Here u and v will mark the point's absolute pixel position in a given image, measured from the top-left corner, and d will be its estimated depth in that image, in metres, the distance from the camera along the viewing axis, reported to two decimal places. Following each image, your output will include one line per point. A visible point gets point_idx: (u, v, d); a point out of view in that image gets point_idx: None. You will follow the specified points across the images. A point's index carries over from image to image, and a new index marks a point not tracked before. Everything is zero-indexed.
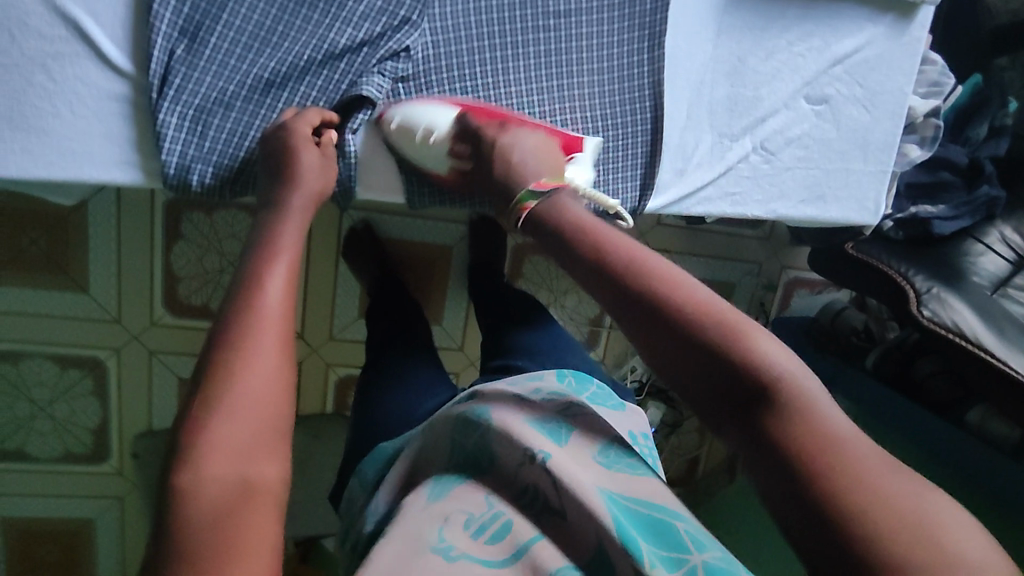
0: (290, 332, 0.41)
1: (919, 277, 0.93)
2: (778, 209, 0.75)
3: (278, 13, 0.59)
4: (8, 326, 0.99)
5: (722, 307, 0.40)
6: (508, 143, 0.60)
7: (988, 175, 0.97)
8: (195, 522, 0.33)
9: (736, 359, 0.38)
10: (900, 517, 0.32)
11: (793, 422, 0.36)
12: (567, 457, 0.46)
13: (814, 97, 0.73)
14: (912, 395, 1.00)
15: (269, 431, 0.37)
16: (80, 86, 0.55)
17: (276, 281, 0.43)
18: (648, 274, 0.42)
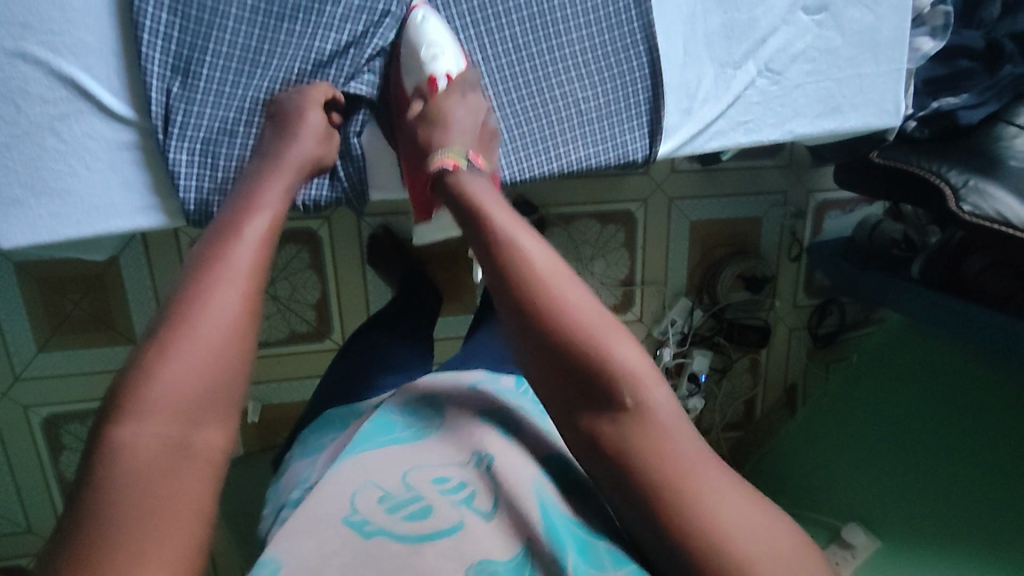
0: (253, 295, 0.45)
1: (954, 173, 0.91)
2: (794, 128, 0.73)
3: (261, 32, 0.59)
4: (71, 387, 1.04)
5: (604, 335, 0.45)
6: (458, 108, 0.60)
7: (1009, 54, 0.96)
8: (122, 478, 0.37)
9: (614, 381, 0.44)
10: (743, 528, 0.41)
11: (657, 445, 0.43)
12: (511, 456, 0.51)
13: (813, 6, 0.70)
14: (960, 292, 0.99)
15: (214, 393, 0.41)
16: (90, 142, 0.57)
17: (245, 252, 0.45)
18: (546, 297, 0.46)
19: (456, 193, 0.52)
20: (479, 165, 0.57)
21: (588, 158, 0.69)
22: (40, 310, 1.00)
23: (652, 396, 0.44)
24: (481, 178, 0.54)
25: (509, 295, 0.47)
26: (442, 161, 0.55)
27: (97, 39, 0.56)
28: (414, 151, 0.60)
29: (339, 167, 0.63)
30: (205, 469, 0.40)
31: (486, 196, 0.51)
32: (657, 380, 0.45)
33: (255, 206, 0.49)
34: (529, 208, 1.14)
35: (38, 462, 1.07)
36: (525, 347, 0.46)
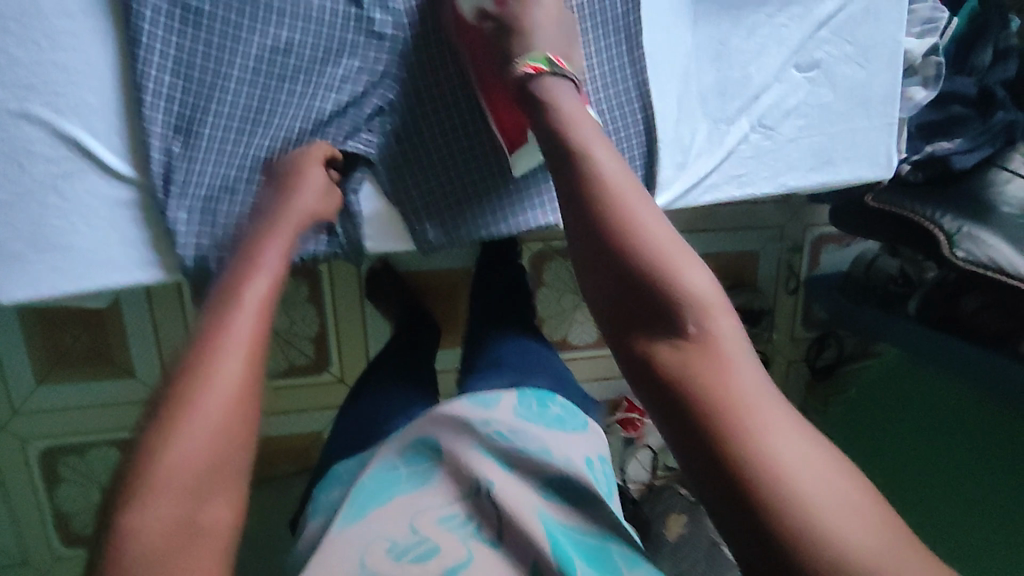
0: (257, 359, 0.45)
1: (948, 219, 0.95)
2: (787, 181, 0.74)
3: (263, 92, 0.59)
4: (68, 421, 1.04)
5: (666, 243, 0.46)
6: (535, 12, 0.63)
7: (1001, 101, 0.98)
8: (139, 557, 0.37)
9: (677, 300, 0.45)
10: (800, 461, 0.39)
11: (711, 371, 0.42)
12: (513, 486, 0.52)
13: (805, 64, 0.71)
14: (957, 330, 1.00)
15: (225, 466, 0.42)
16: (91, 200, 0.58)
17: (244, 315, 0.46)
18: (618, 209, 0.47)
19: (541, 102, 0.55)
20: (564, 70, 0.58)
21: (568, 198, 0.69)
22: (39, 346, 1.00)
23: (716, 324, 0.45)
24: (566, 87, 0.57)
25: (578, 204, 0.48)
26: (525, 68, 0.59)
27: (100, 101, 0.57)
28: (497, 66, 0.63)
29: (336, 224, 0.64)
30: (217, 546, 0.40)
31: (570, 115, 0.53)
32: (723, 309, 0.46)
33: (256, 266, 0.50)
34: (526, 243, 1.16)
35: (33, 498, 1.07)
36: (584, 255, 0.48)
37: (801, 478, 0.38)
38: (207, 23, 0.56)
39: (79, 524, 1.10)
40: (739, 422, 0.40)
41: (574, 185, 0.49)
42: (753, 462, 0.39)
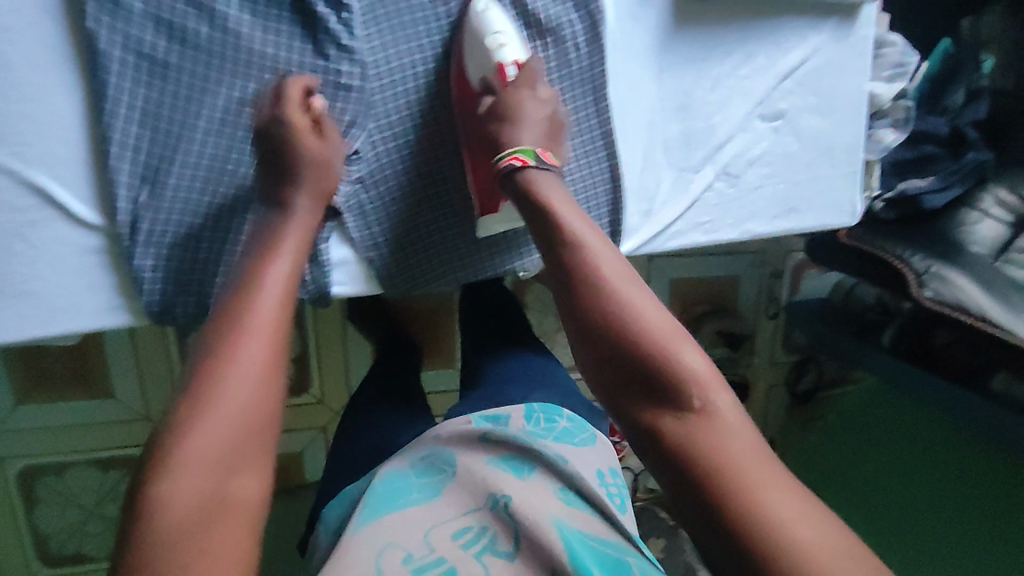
0: (280, 344, 0.47)
1: (917, 258, 0.97)
2: (751, 228, 0.75)
3: (230, 142, 0.60)
4: (47, 441, 1.05)
5: (660, 325, 0.49)
6: (529, 101, 0.64)
7: (972, 142, 1.00)
8: (173, 527, 0.39)
9: (675, 377, 0.47)
10: (806, 526, 0.41)
11: (720, 447, 0.44)
12: (527, 494, 0.52)
13: (769, 114, 0.72)
14: (931, 366, 1.03)
15: (252, 437, 0.43)
16: (58, 247, 0.59)
17: (272, 290, 0.49)
18: (610, 296, 0.50)
19: (528, 193, 0.58)
20: (549, 163, 0.61)
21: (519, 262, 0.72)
22: (17, 367, 1.01)
23: (716, 398, 0.46)
24: (550, 175, 0.60)
25: (571, 293, 0.51)
26: (509, 158, 0.61)
27: (68, 149, 0.57)
28: (483, 143, 0.65)
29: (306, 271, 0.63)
30: (241, 519, 0.41)
31: (561, 205, 0.56)
32: (721, 383, 0.48)
33: (275, 248, 0.53)
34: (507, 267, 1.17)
35: (11, 517, 1.07)
36: (579, 341, 0.51)
37: (807, 539, 0.40)
38: (174, 75, 0.57)
39: (58, 543, 1.11)
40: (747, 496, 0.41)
41: (569, 273, 0.52)
42: (767, 535, 0.40)
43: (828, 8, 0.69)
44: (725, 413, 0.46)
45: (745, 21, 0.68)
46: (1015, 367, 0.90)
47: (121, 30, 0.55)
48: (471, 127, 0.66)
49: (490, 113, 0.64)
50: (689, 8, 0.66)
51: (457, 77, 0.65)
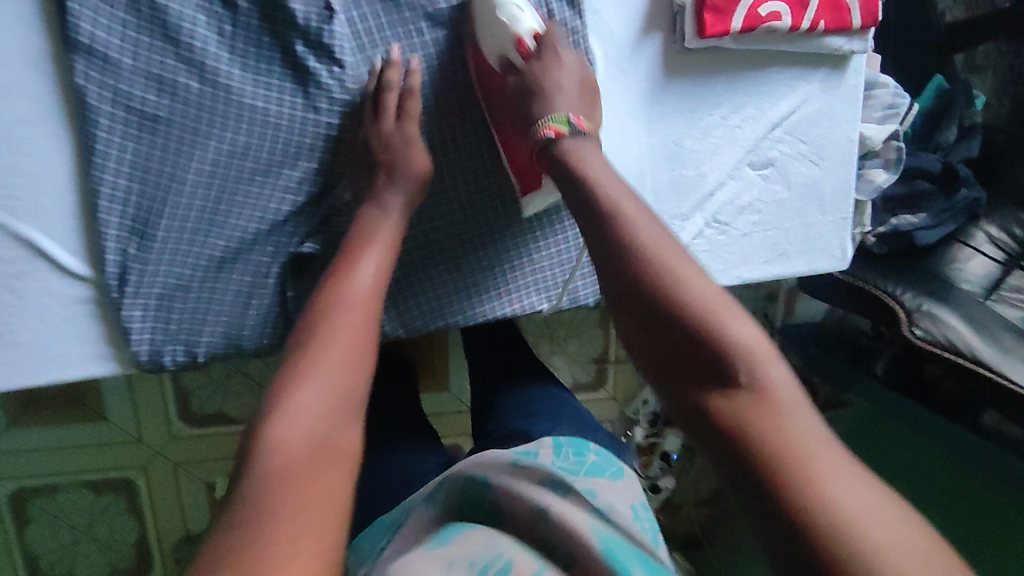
0: (372, 315, 0.51)
1: (907, 295, 0.96)
2: (742, 273, 0.75)
3: (219, 194, 0.60)
4: (41, 461, 1.05)
5: (706, 292, 0.44)
6: (556, 67, 0.59)
7: (964, 179, 1.01)
8: (285, 463, 0.40)
9: (722, 346, 0.42)
10: (871, 509, 0.34)
11: (776, 428, 0.38)
12: (575, 510, 0.51)
13: (759, 162, 0.72)
14: (922, 399, 0.99)
15: (349, 394, 0.46)
16: (46, 298, 0.59)
17: (367, 270, 0.53)
18: (653, 256, 0.46)
19: (563, 160, 0.53)
20: (584, 129, 0.56)
21: (533, 308, 0.70)
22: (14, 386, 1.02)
23: (769, 372, 0.41)
24: (587, 142, 0.55)
25: (609, 253, 0.47)
26: (546, 126, 0.55)
27: (57, 203, 0.57)
28: (520, 118, 0.60)
29: None
30: (343, 463, 0.42)
31: (601, 175, 0.51)
32: (774, 357, 0.43)
33: (366, 238, 0.56)
34: None
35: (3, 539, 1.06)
36: (618, 306, 0.46)
37: (873, 531, 0.33)
38: (164, 130, 0.57)
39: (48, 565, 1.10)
40: (804, 473, 0.35)
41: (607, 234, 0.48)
42: (826, 518, 0.34)
43: (819, 57, 0.69)
44: (778, 386, 0.41)
45: (734, 71, 0.68)
46: (1005, 407, 0.88)
47: (111, 86, 0.55)
48: (500, 110, 0.62)
49: (519, 91, 0.59)
50: (676, 58, 0.66)
51: (477, 54, 0.62)
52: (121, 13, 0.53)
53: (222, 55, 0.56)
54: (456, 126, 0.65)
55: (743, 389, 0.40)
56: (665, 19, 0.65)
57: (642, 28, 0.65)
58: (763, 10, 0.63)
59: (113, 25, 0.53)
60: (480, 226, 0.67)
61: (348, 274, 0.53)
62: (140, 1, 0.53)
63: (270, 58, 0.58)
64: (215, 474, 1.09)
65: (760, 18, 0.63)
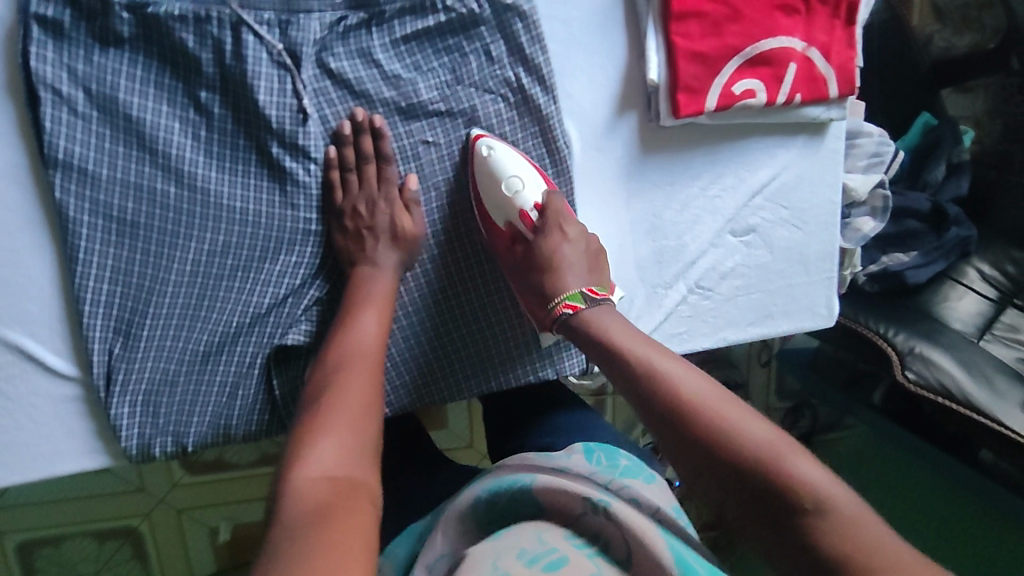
0: (376, 364, 0.57)
1: (901, 336, 0.93)
2: (727, 336, 0.75)
3: (201, 291, 0.60)
4: (42, 515, 1.01)
5: (758, 432, 0.47)
6: (563, 246, 0.63)
7: (954, 218, 1.00)
8: (305, 508, 0.43)
9: (787, 483, 0.43)
10: None
11: (846, 537, 0.40)
12: (624, 505, 0.47)
13: (740, 229, 0.72)
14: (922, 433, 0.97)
15: (358, 444, 0.50)
16: (35, 398, 0.60)
17: (370, 317, 0.59)
18: (697, 406, 0.49)
19: (597, 333, 0.58)
20: (601, 297, 0.61)
21: (522, 382, 0.69)
22: None
23: (842, 502, 0.42)
24: (610, 313, 0.60)
25: (657, 408, 0.51)
26: (566, 306, 0.61)
27: (42, 309, 0.58)
28: (529, 287, 0.64)
29: None
30: (364, 506, 0.44)
31: (630, 341, 0.56)
32: (843, 486, 0.44)
33: (363, 300, 0.59)
34: None
35: None
36: (672, 455, 0.50)
37: None
38: (143, 233, 0.58)
39: None
40: None
41: (652, 393, 0.52)
42: None
43: (797, 125, 0.70)
44: (855, 516, 0.42)
45: (710, 145, 0.69)
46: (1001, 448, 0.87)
47: (89, 196, 0.56)
48: (508, 264, 0.65)
49: (529, 258, 0.64)
50: (653, 134, 0.67)
51: (483, 216, 0.65)
52: (97, 127, 0.55)
53: (197, 159, 0.58)
54: (434, 212, 0.65)
55: (807, 510, 0.42)
56: (641, 98, 0.66)
57: (617, 109, 0.66)
58: (736, 88, 0.64)
59: (89, 139, 0.55)
60: (467, 322, 0.67)
61: (350, 335, 0.58)
62: (116, 115, 0.55)
63: (245, 158, 0.59)
64: (219, 519, 1.06)
65: (734, 96, 0.64)
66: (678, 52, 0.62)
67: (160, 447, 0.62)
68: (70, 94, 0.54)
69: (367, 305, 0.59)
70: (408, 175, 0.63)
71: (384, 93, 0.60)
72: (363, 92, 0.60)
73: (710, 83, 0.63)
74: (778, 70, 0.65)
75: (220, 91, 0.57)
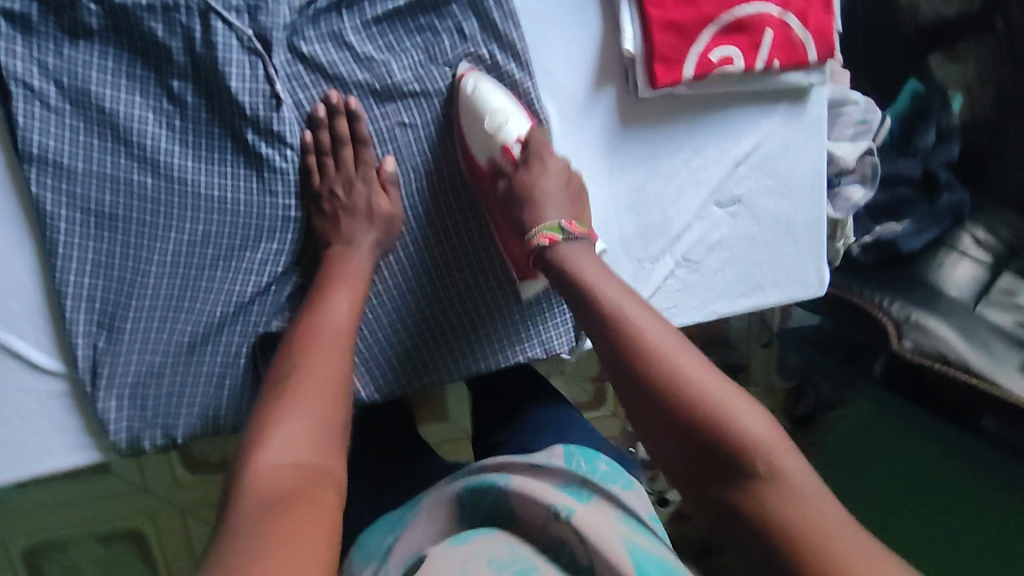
0: (346, 346, 0.57)
1: (896, 305, 0.95)
2: (716, 309, 0.74)
3: (183, 281, 0.60)
4: (47, 521, 1.02)
5: (716, 387, 0.47)
6: (543, 178, 0.62)
7: (946, 184, 0.99)
8: (262, 498, 0.43)
9: (735, 442, 0.44)
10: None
11: (788, 502, 0.41)
12: (591, 513, 0.46)
13: (725, 200, 0.71)
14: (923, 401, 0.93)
15: (325, 433, 0.50)
16: (23, 396, 0.60)
17: (342, 300, 0.58)
18: (658, 355, 0.49)
19: (566, 273, 0.56)
20: (576, 231, 0.59)
21: (510, 363, 0.69)
22: None
23: (786, 464, 0.43)
24: (584, 250, 0.58)
25: (619, 355, 0.50)
26: (540, 237, 0.58)
27: (25, 307, 0.58)
28: (511, 223, 0.62)
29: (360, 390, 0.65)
30: (324, 496, 0.45)
31: (599, 282, 0.55)
32: (790, 448, 0.44)
33: (334, 284, 0.59)
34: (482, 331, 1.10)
35: None
36: (629, 404, 0.49)
37: None
38: (122, 225, 0.58)
39: None
40: (802, 532, 0.39)
41: (616, 339, 0.51)
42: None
43: (778, 92, 0.69)
44: (797, 478, 0.43)
45: (691, 116, 0.68)
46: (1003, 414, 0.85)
47: (66, 190, 0.56)
48: (494, 207, 0.64)
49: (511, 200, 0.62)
50: (631, 107, 0.66)
51: (467, 155, 0.64)
52: (71, 121, 0.55)
53: (173, 149, 0.58)
54: (414, 192, 0.65)
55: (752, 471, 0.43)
56: (618, 72, 0.65)
57: (594, 84, 0.65)
58: (713, 56, 0.64)
59: (64, 133, 0.55)
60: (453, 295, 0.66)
61: (319, 312, 0.57)
62: (89, 108, 0.55)
63: (221, 146, 0.59)
64: None
65: (711, 65, 0.64)
66: (652, 22, 0.62)
67: (149, 441, 0.63)
68: (42, 89, 0.54)
69: (338, 287, 0.59)
70: (385, 157, 0.63)
71: (358, 76, 0.60)
72: (336, 75, 0.60)
73: (686, 52, 0.63)
74: (754, 36, 0.64)
75: (192, 79, 0.57)
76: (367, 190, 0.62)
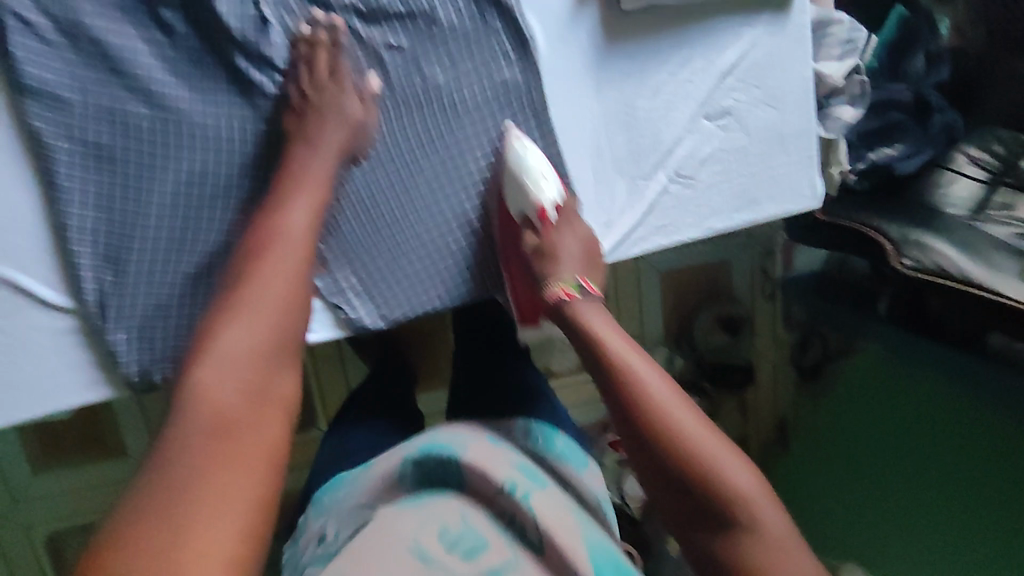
0: (302, 253, 0.57)
1: (890, 227, 0.95)
2: (713, 225, 0.75)
3: (185, 214, 0.61)
4: (68, 507, 1.02)
5: (709, 441, 0.52)
6: (566, 236, 0.67)
7: (937, 105, 1.00)
8: (208, 414, 0.46)
9: (723, 496, 0.50)
10: None
11: (764, 553, 0.48)
12: (546, 498, 0.53)
13: (714, 113, 0.72)
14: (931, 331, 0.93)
15: (274, 348, 0.52)
16: (35, 334, 0.61)
17: (299, 210, 0.59)
18: (658, 406, 0.54)
19: (577, 323, 0.61)
20: (591, 292, 0.64)
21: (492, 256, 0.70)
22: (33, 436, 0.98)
23: (765, 515, 0.50)
24: (594, 306, 0.63)
25: (623, 403, 0.55)
26: (557, 291, 0.64)
27: (32, 244, 0.59)
28: (526, 269, 0.70)
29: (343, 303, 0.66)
30: (265, 423, 0.48)
31: (607, 333, 0.59)
32: (769, 500, 0.51)
33: (291, 193, 0.59)
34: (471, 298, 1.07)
35: None
36: (632, 448, 0.55)
37: None
38: (121, 160, 0.59)
39: None
40: None
41: (620, 388, 0.55)
42: None
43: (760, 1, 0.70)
44: (773, 529, 0.50)
45: (676, 29, 0.69)
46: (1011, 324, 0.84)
47: (65, 125, 0.57)
48: (512, 253, 0.71)
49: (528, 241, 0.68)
50: (616, 22, 0.68)
51: (501, 206, 0.70)
52: (66, 55, 0.56)
53: (168, 80, 0.59)
54: (404, 115, 0.66)
55: (737, 523, 0.49)
56: None
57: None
58: None
59: (59, 66, 0.56)
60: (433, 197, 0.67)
61: (277, 220, 0.58)
62: (83, 40, 0.56)
63: (214, 75, 0.60)
64: None
65: None
66: None
67: (160, 375, 0.63)
68: (35, 22, 0.55)
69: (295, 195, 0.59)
70: (369, 76, 0.64)
71: None
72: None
73: None
74: None
75: (182, 8, 0.58)
76: (351, 107, 0.63)
